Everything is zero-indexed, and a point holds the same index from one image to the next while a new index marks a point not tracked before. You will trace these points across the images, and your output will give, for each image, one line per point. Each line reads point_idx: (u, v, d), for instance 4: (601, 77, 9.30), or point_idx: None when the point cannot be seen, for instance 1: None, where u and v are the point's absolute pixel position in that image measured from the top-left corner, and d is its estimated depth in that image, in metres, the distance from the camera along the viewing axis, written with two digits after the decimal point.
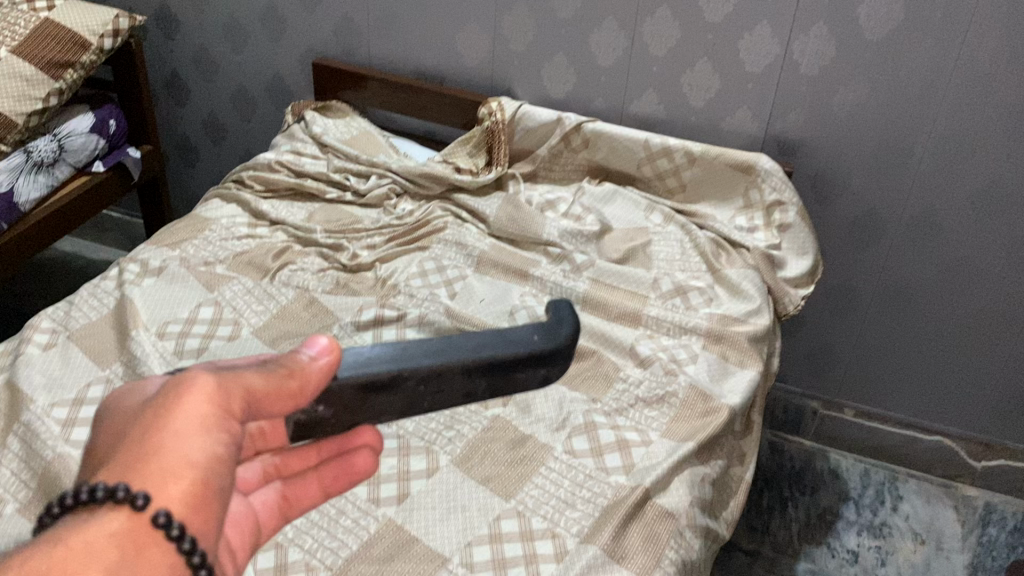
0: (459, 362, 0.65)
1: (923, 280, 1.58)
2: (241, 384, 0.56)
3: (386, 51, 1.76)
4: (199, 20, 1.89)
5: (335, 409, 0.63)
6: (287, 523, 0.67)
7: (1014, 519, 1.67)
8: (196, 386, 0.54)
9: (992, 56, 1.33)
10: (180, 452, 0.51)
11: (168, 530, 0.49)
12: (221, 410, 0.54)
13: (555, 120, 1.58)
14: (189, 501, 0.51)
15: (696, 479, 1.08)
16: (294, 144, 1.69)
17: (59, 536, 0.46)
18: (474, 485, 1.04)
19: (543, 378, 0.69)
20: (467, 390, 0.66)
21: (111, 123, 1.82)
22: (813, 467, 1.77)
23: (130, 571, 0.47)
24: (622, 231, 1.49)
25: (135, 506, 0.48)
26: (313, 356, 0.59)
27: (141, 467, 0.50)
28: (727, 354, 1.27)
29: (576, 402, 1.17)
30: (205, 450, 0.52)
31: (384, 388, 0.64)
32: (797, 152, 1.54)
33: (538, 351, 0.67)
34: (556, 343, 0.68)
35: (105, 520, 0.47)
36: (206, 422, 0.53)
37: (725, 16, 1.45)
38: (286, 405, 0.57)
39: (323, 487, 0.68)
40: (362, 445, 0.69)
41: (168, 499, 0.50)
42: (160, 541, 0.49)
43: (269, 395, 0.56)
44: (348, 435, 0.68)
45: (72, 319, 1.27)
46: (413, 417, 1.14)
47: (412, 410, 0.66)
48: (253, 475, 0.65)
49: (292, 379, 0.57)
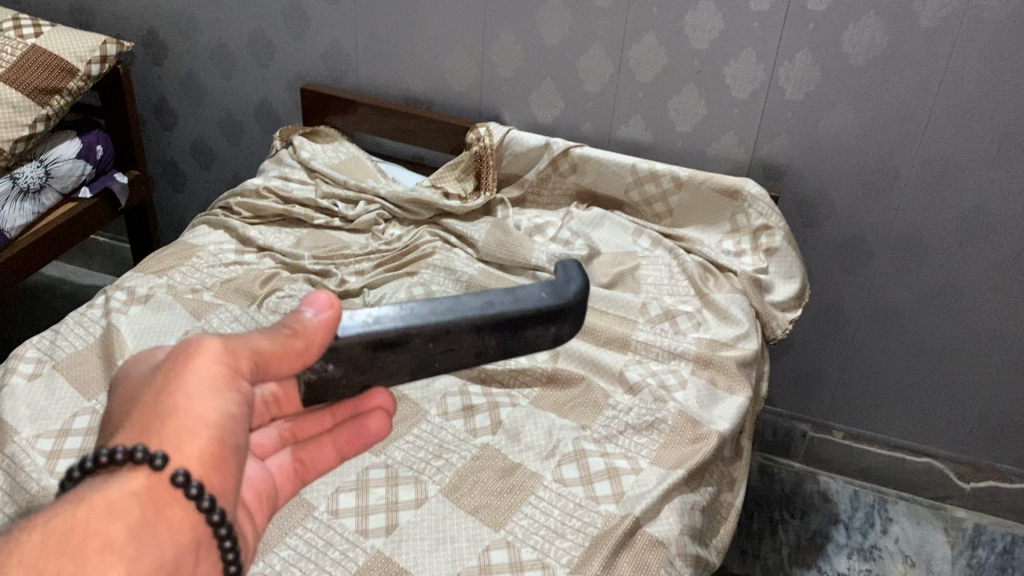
0: (466, 320, 0.62)
1: (910, 302, 1.59)
2: (249, 345, 0.57)
3: (374, 76, 1.77)
4: (188, 45, 1.89)
5: (342, 368, 0.62)
6: (304, 486, 0.68)
7: (1004, 541, 1.67)
8: (206, 348, 0.56)
9: (974, 83, 1.35)
10: (195, 411, 0.53)
11: (188, 488, 0.50)
12: (231, 370, 0.56)
13: (543, 145, 1.59)
14: (206, 459, 0.52)
15: (686, 507, 1.07)
16: (282, 170, 1.69)
17: (81, 496, 0.47)
18: (464, 516, 1.03)
19: (554, 337, 0.65)
20: (478, 348, 0.63)
21: (98, 149, 1.81)
22: (802, 490, 1.77)
23: (152, 528, 0.48)
24: (610, 256, 1.49)
25: (154, 466, 0.50)
26: (313, 314, 0.59)
27: (157, 427, 0.52)
28: (716, 379, 1.27)
29: (565, 430, 1.17)
30: (219, 408, 0.54)
31: (389, 347, 0.61)
32: (783, 176, 1.55)
33: (550, 308, 0.64)
34: (565, 300, 0.65)
35: (126, 479, 0.49)
36: (218, 382, 0.55)
37: (711, 43, 1.46)
38: (294, 363, 0.59)
39: (338, 450, 0.69)
40: (375, 407, 0.69)
41: (185, 457, 0.51)
42: (180, 499, 0.50)
43: (276, 354, 0.58)
44: (361, 398, 0.68)
45: (58, 348, 1.26)
46: (401, 447, 1.14)
47: (423, 369, 0.63)
48: (269, 440, 0.66)
49: (298, 337, 0.58)
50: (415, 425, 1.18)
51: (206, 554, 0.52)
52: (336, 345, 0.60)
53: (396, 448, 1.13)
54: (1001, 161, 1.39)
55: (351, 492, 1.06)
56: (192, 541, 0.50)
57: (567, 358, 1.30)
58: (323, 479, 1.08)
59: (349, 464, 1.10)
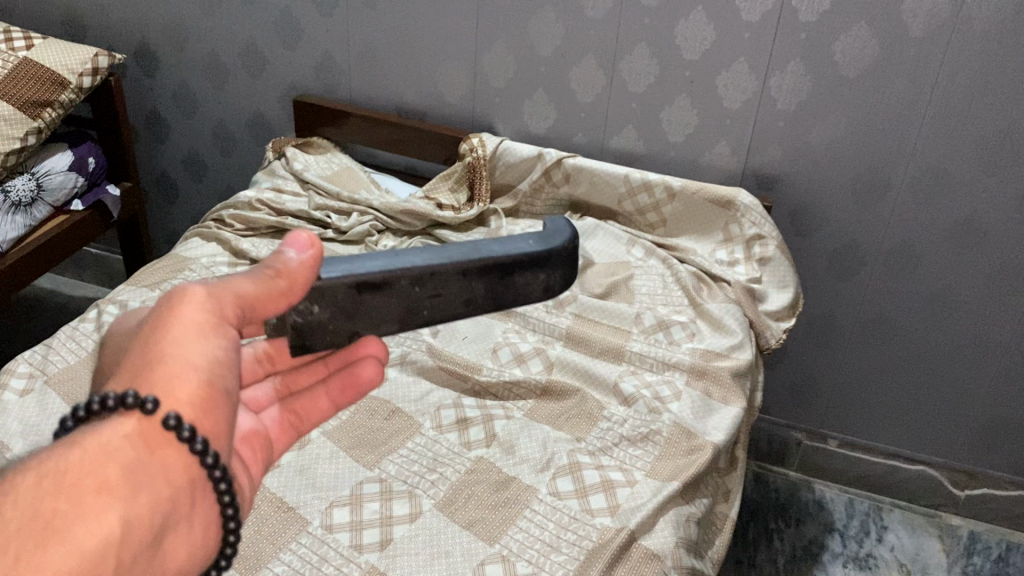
0: (452, 264, 0.67)
1: (903, 311, 1.59)
2: (232, 291, 0.61)
3: (366, 87, 1.77)
4: (180, 56, 1.89)
5: (329, 311, 0.66)
6: (304, 437, 0.73)
7: (999, 548, 1.67)
8: (190, 298, 0.60)
9: (965, 92, 1.35)
10: (183, 358, 0.57)
11: (179, 431, 0.53)
12: (216, 317, 0.60)
13: (536, 156, 1.59)
14: (196, 403, 0.56)
15: (681, 519, 1.07)
16: (275, 181, 1.68)
17: (76, 439, 0.50)
18: (458, 530, 1.03)
19: (544, 285, 0.72)
20: (467, 295, 0.69)
21: (90, 161, 1.81)
22: (797, 498, 1.77)
23: (148, 467, 0.52)
24: (604, 266, 1.49)
25: (146, 410, 0.53)
26: (296, 254, 0.63)
27: (147, 373, 0.55)
28: (711, 390, 1.27)
29: (560, 442, 1.17)
30: (206, 355, 0.58)
31: (376, 288, 0.66)
32: (776, 186, 1.55)
33: (536, 255, 0.70)
34: (551, 247, 0.71)
35: (119, 422, 0.52)
36: (203, 329, 0.59)
37: (703, 54, 1.47)
38: (277, 304, 0.63)
39: (333, 400, 0.74)
40: (367, 355, 0.73)
41: (175, 401, 0.55)
42: (173, 440, 0.53)
43: (260, 295, 0.62)
44: (352, 346, 0.72)
45: (50, 362, 1.25)
46: (395, 460, 1.13)
47: (413, 315, 0.68)
48: (264, 395, 0.73)
49: (280, 279, 0.62)
50: (409, 438, 1.17)
51: (200, 496, 0.55)
52: (320, 286, 0.64)
53: (390, 462, 1.13)
54: (993, 170, 1.40)
55: (345, 506, 1.06)
56: (185, 480, 0.54)
57: (561, 370, 1.30)
58: (318, 493, 1.07)
59: (343, 478, 1.10)
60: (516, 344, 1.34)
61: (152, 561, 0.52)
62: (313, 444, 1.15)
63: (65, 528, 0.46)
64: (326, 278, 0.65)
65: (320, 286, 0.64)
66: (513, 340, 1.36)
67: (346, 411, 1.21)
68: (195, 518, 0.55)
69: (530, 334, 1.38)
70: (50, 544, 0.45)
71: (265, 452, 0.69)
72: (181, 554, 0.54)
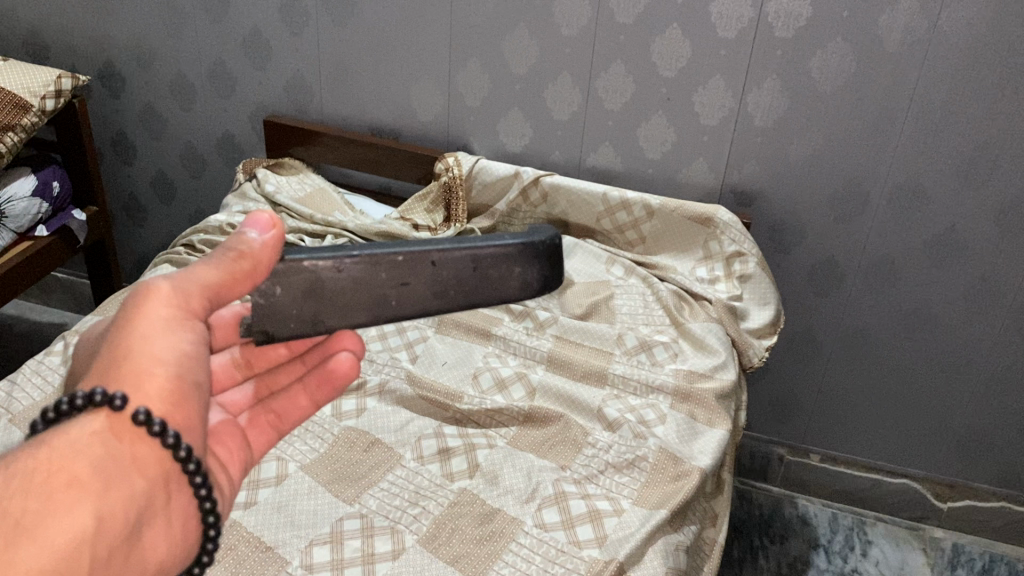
0: (417, 250, 0.66)
1: (884, 325, 1.59)
2: (196, 282, 0.58)
3: (338, 107, 1.74)
4: (146, 77, 1.85)
5: (292, 295, 0.65)
6: (282, 437, 0.70)
7: (982, 560, 1.67)
8: (155, 292, 0.57)
9: (940, 106, 1.35)
10: (151, 352, 0.55)
11: (150, 426, 0.52)
12: (183, 310, 0.58)
13: (513, 174, 1.57)
14: (167, 396, 0.54)
15: (670, 548, 1.05)
16: (246, 204, 1.64)
17: (41, 439, 0.48)
18: (443, 567, 1.00)
19: (520, 281, 0.68)
20: (436, 287, 0.67)
21: (55, 185, 1.77)
22: (781, 514, 1.75)
23: (120, 463, 0.50)
24: (583, 285, 1.47)
25: (114, 406, 0.51)
26: (258, 234, 0.60)
27: (113, 372, 0.53)
28: (695, 413, 1.26)
29: (545, 471, 1.15)
30: (174, 349, 0.56)
31: (337, 273, 0.65)
32: (755, 203, 1.54)
33: (508, 249, 0.67)
34: (528, 240, 0.68)
35: (86, 421, 0.50)
36: (171, 323, 0.57)
37: (680, 71, 1.46)
38: (243, 287, 0.60)
39: (311, 397, 0.70)
40: (342, 349, 0.69)
41: (143, 397, 0.53)
42: (144, 435, 0.52)
43: (224, 281, 0.59)
44: (329, 340, 0.69)
45: (14, 400, 1.20)
46: (375, 494, 1.10)
47: (379, 305, 0.66)
48: (242, 397, 0.71)
49: (243, 260, 0.59)
50: (388, 471, 1.14)
51: (176, 491, 0.54)
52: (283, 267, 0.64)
53: (370, 495, 1.10)
54: (969, 184, 1.40)
55: (326, 545, 1.02)
56: (161, 477, 0.52)
57: (543, 395, 1.28)
58: (296, 531, 1.04)
59: (322, 515, 1.07)
60: (496, 369, 1.32)
61: (130, 558, 0.51)
62: (291, 480, 1.12)
63: (36, 527, 0.45)
64: (290, 260, 0.64)
65: (282, 267, 0.64)
66: (494, 365, 1.33)
67: (325, 443, 1.18)
68: (174, 512, 0.54)
69: (511, 358, 1.36)
70: (19, 543, 0.44)
71: (241, 450, 0.65)
72: (160, 548, 0.53)
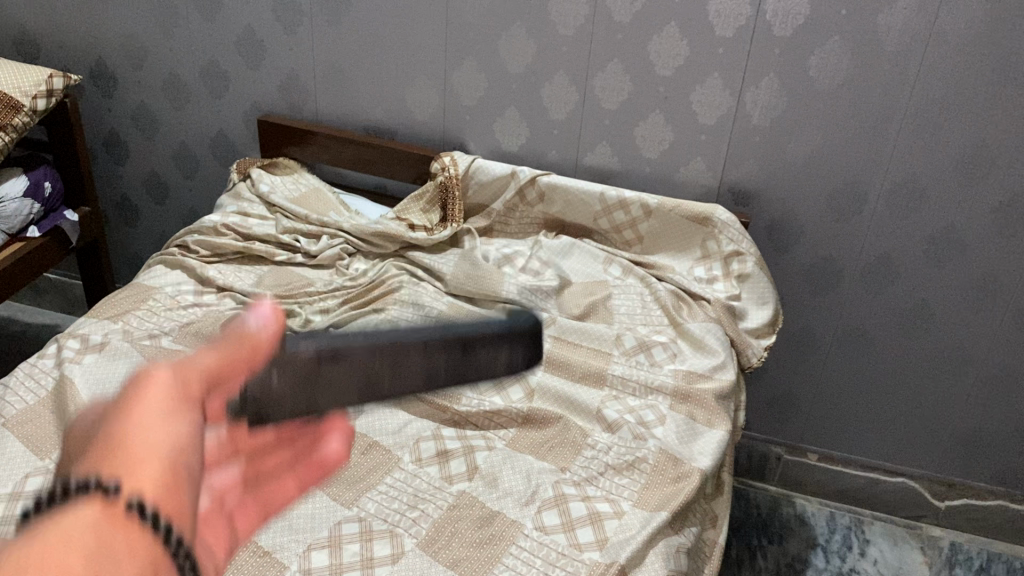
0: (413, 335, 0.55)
1: (881, 324, 1.59)
2: (192, 367, 0.46)
3: (333, 107, 1.73)
4: (139, 76, 1.83)
5: (286, 382, 0.51)
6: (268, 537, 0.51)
7: (980, 558, 1.67)
8: (153, 377, 0.45)
9: (939, 105, 1.35)
10: (150, 441, 0.42)
11: (150, 520, 0.39)
12: (180, 396, 0.45)
13: (509, 174, 1.56)
14: (169, 488, 0.41)
15: (671, 551, 1.05)
16: (241, 205, 1.63)
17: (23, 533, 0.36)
18: (442, 571, 0.99)
19: (506, 365, 0.58)
20: (427, 373, 0.55)
21: (46, 185, 1.75)
22: (779, 514, 1.75)
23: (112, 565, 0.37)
24: (580, 286, 1.47)
25: (107, 496, 0.38)
26: (256, 320, 0.47)
27: (104, 458, 0.40)
28: (695, 414, 1.25)
29: (544, 473, 1.14)
30: (173, 435, 0.43)
31: (332, 359, 0.52)
32: (752, 202, 1.54)
33: (494, 331, 0.58)
34: (512, 323, 0.60)
35: (73, 514, 0.37)
36: (170, 408, 0.44)
37: (677, 69, 1.45)
38: (244, 372, 0.47)
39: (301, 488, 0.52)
40: (332, 429, 0.54)
41: (142, 480, 0.40)
42: (140, 529, 0.38)
43: (226, 365, 0.46)
44: (319, 421, 0.54)
45: (6, 404, 1.19)
46: (374, 498, 1.09)
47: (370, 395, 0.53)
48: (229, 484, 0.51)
49: (243, 343, 0.47)
50: (386, 474, 1.13)
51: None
52: None
53: (368, 499, 1.09)
54: (967, 183, 1.40)
55: (324, 549, 1.01)
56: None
57: (541, 397, 1.27)
58: (294, 536, 1.03)
59: (320, 519, 1.06)
60: None
61: None
62: None
63: None
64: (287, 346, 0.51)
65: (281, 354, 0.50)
66: None
67: None
68: None
69: None
70: None
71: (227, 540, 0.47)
72: None
